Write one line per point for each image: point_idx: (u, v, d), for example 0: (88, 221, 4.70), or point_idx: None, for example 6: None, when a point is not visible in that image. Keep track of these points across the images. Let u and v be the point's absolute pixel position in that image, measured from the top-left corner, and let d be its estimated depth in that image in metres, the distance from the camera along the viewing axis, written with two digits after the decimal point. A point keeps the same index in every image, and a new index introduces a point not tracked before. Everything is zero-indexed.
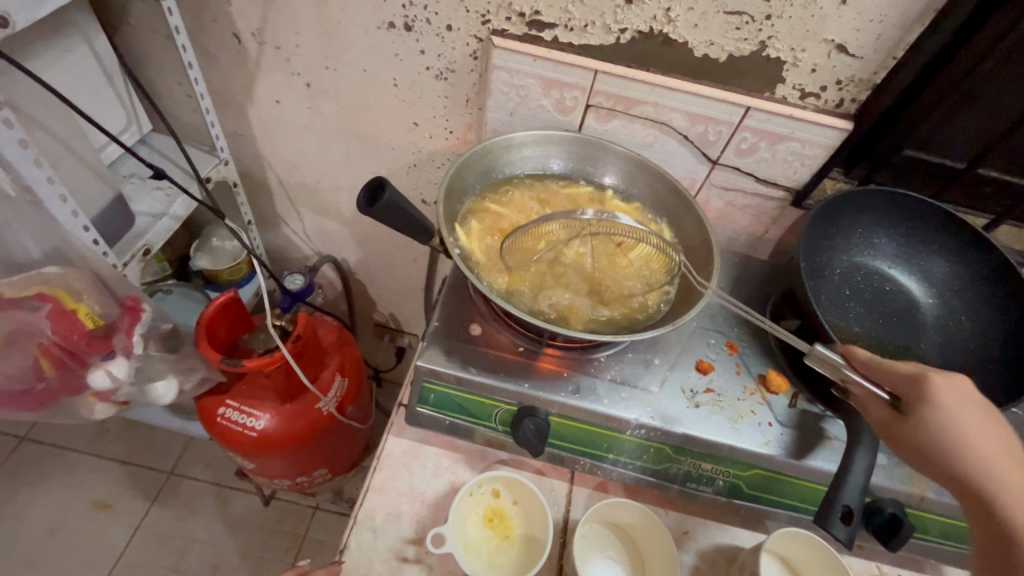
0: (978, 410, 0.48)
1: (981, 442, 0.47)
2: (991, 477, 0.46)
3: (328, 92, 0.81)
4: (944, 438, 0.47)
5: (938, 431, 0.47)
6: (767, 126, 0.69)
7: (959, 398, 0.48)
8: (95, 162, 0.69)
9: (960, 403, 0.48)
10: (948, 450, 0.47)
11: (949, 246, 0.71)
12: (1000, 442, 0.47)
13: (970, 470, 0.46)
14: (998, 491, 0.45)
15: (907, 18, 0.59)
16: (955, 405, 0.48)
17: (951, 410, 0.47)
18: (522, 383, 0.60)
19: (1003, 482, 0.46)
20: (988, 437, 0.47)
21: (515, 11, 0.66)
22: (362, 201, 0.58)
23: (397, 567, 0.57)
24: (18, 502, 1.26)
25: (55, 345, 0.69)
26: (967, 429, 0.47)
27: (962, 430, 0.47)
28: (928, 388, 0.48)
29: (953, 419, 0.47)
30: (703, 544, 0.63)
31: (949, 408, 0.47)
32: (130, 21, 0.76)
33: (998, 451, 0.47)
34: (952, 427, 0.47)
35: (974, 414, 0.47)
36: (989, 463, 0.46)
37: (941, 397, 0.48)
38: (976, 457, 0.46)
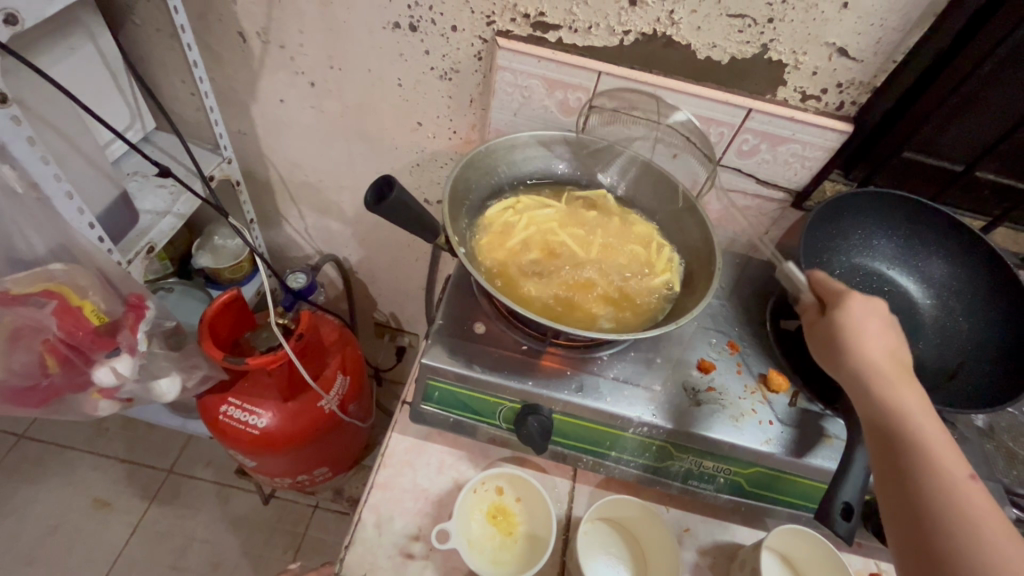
0: (879, 318, 0.52)
1: (880, 343, 0.50)
2: (881, 372, 0.49)
3: (331, 91, 0.81)
4: (845, 336, 0.51)
5: (844, 330, 0.51)
6: (768, 128, 0.70)
7: (866, 307, 0.52)
8: (100, 159, 0.69)
9: (865, 311, 0.52)
10: (848, 347, 0.50)
11: (946, 248, 0.72)
12: (892, 347, 0.51)
13: (865, 366, 0.49)
14: (885, 384, 0.49)
15: (907, 21, 0.60)
16: (861, 311, 0.52)
17: (859, 318, 0.51)
18: (526, 381, 0.61)
19: (890, 377, 0.49)
20: (885, 341, 0.51)
21: (520, 12, 0.67)
22: (369, 199, 0.59)
23: (401, 563, 0.58)
24: (17, 500, 1.26)
25: (60, 342, 0.69)
26: (867, 331, 0.51)
27: (863, 330, 0.51)
28: (845, 297, 0.53)
29: (857, 322, 0.51)
30: (704, 541, 0.63)
31: (852, 312, 0.51)
32: (135, 20, 0.76)
33: (890, 354, 0.50)
34: (855, 327, 0.51)
35: (874, 321, 0.51)
36: (883, 362, 0.50)
37: (848, 303, 0.52)
38: (872, 355, 0.50)
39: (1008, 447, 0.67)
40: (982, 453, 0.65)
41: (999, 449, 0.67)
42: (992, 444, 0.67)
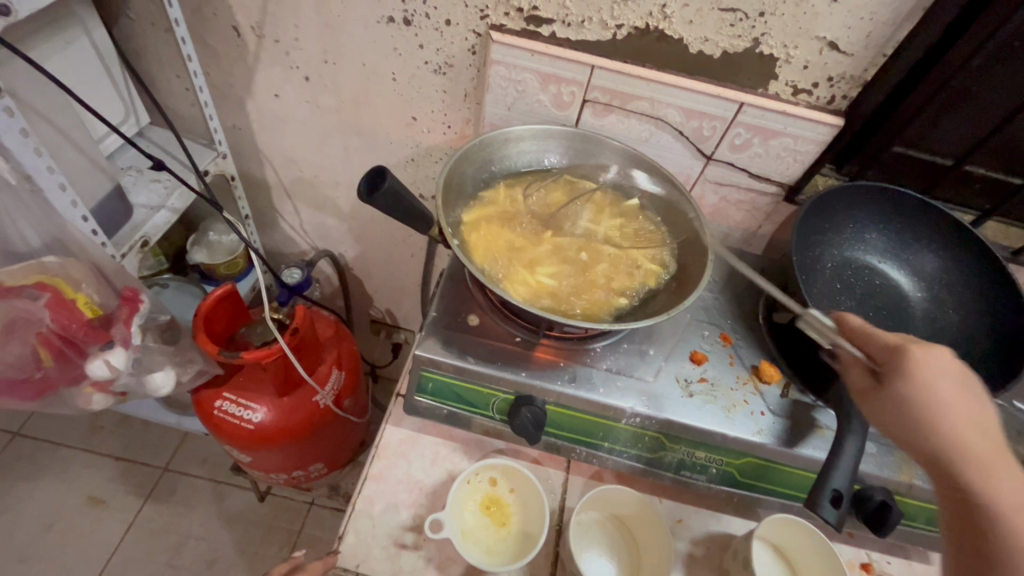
0: (955, 384, 0.47)
1: (954, 416, 0.46)
2: (969, 456, 0.45)
3: (326, 86, 0.82)
4: (921, 411, 0.46)
5: (917, 402, 0.47)
6: (760, 122, 0.70)
7: (938, 372, 0.47)
8: (94, 152, 0.69)
9: (941, 376, 0.47)
10: (928, 426, 0.46)
11: (937, 241, 0.73)
12: (976, 418, 0.46)
13: (943, 445, 0.46)
14: (972, 468, 0.45)
15: (897, 15, 0.61)
16: (936, 382, 0.46)
17: (931, 387, 0.46)
18: (519, 372, 0.61)
19: (981, 459, 0.45)
20: (969, 413, 0.46)
21: (513, 7, 0.67)
22: (362, 190, 0.58)
23: (395, 554, 0.58)
24: (11, 498, 1.25)
25: (54, 334, 0.69)
26: (944, 407, 0.46)
27: (939, 404, 0.46)
28: (910, 362, 0.47)
29: (932, 397, 0.46)
30: (696, 532, 0.64)
31: (928, 383, 0.46)
32: (129, 14, 0.76)
33: (972, 429, 0.46)
34: (927, 405, 0.46)
35: (953, 389, 0.47)
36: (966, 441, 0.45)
37: (922, 373, 0.47)
38: (954, 436, 0.46)
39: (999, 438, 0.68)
40: None
41: None
42: None
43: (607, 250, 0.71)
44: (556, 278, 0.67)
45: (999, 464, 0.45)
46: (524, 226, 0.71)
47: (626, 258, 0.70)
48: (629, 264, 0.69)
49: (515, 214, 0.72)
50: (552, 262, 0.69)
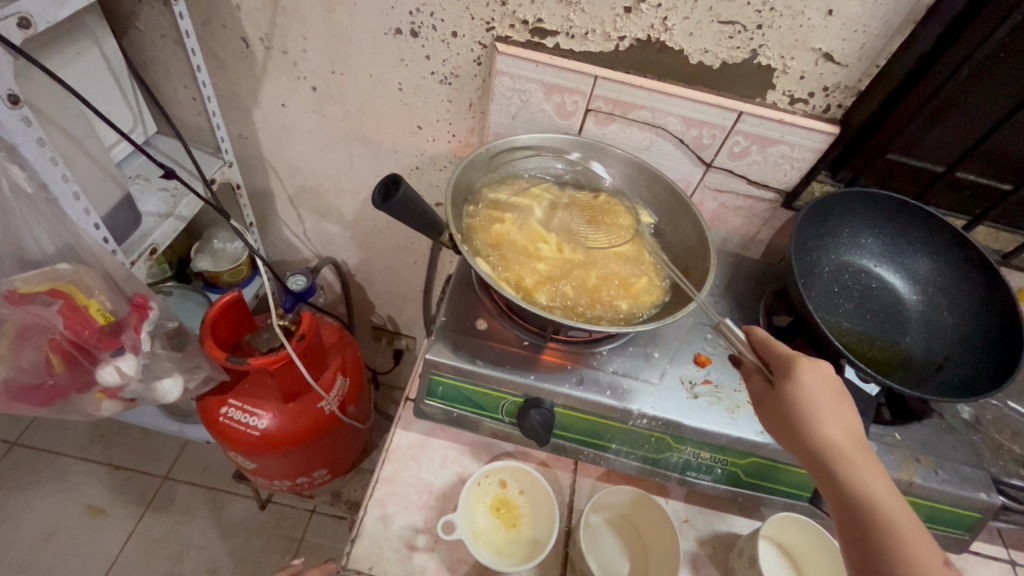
0: (833, 394, 0.51)
1: (831, 420, 0.50)
2: (840, 456, 0.49)
3: (333, 96, 0.83)
4: (801, 414, 0.51)
5: (791, 404, 0.51)
6: (758, 130, 0.72)
7: (816, 379, 0.52)
8: (105, 161, 0.70)
9: (815, 383, 0.51)
10: (805, 426, 0.50)
11: (930, 245, 0.75)
12: (848, 426, 0.51)
13: (818, 446, 0.50)
14: (845, 468, 0.48)
15: (889, 28, 0.63)
16: (814, 387, 0.51)
17: (808, 390, 0.51)
18: (528, 375, 0.62)
19: (852, 462, 0.49)
20: (843, 417, 0.51)
21: (519, 19, 0.69)
22: (375, 197, 0.60)
23: (406, 555, 0.59)
24: (9, 508, 1.24)
25: (66, 340, 0.70)
26: (820, 409, 0.50)
27: (813, 406, 0.50)
28: (791, 367, 0.53)
29: (807, 399, 0.51)
30: (702, 531, 0.65)
31: (807, 388, 0.51)
32: (140, 26, 0.78)
33: (845, 432, 0.50)
34: (807, 405, 0.51)
35: (829, 397, 0.51)
36: (839, 443, 0.49)
37: (801, 377, 0.52)
38: (831, 440, 0.49)
39: (994, 438, 0.69)
40: (969, 443, 0.67)
41: (984, 439, 0.69)
42: (979, 435, 0.69)
43: (611, 253, 0.72)
44: (563, 284, 0.68)
45: (869, 467, 0.48)
46: (535, 231, 0.73)
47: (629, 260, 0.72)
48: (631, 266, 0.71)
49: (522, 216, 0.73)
50: (558, 268, 0.69)
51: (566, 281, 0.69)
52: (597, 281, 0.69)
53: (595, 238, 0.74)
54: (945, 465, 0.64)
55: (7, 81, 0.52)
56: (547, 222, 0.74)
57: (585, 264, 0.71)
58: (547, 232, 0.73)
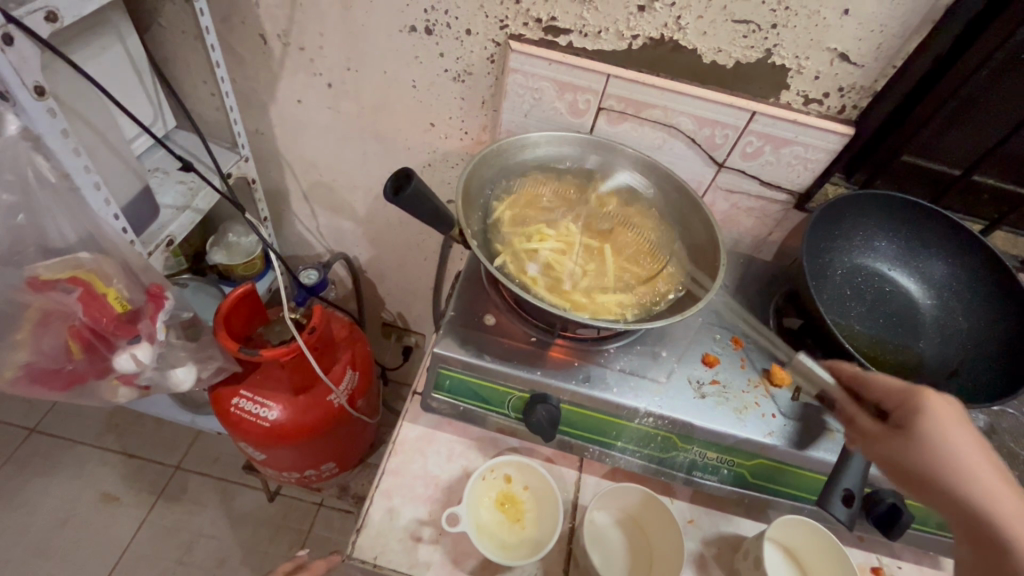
0: (964, 427, 0.49)
1: (970, 457, 0.48)
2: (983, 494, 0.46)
3: (348, 92, 0.84)
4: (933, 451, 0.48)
5: (928, 442, 0.49)
6: (771, 130, 0.72)
7: (949, 413, 0.49)
8: (126, 152, 0.71)
9: (949, 418, 0.49)
10: (945, 465, 0.48)
11: (946, 249, 0.74)
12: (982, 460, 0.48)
13: (961, 487, 0.47)
14: (991, 505, 0.46)
15: (906, 28, 0.62)
16: (941, 422, 0.49)
17: (939, 425, 0.49)
18: (535, 371, 0.63)
19: (999, 498, 0.46)
20: (978, 449, 0.49)
21: (532, 17, 0.69)
22: (387, 189, 0.60)
23: (411, 546, 0.59)
24: (27, 493, 1.27)
25: (85, 327, 0.72)
26: (956, 443, 0.48)
27: (954, 446, 0.48)
28: (920, 403, 0.50)
29: (943, 434, 0.49)
30: (708, 532, 0.65)
31: (936, 424, 0.49)
32: (162, 22, 0.80)
33: (986, 468, 0.48)
34: (940, 443, 0.48)
35: (960, 431, 0.49)
36: (980, 479, 0.47)
37: (932, 413, 0.49)
38: (971, 478, 0.47)
39: (1010, 447, 0.68)
40: None
41: (999, 448, 0.67)
42: (994, 443, 0.67)
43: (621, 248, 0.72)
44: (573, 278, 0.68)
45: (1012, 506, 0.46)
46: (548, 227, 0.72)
47: (639, 256, 0.72)
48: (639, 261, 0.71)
49: (535, 212, 0.74)
50: (571, 267, 0.69)
51: (578, 278, 0.68)
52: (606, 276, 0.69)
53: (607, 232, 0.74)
54: None
55: (33, 72, 0.53)
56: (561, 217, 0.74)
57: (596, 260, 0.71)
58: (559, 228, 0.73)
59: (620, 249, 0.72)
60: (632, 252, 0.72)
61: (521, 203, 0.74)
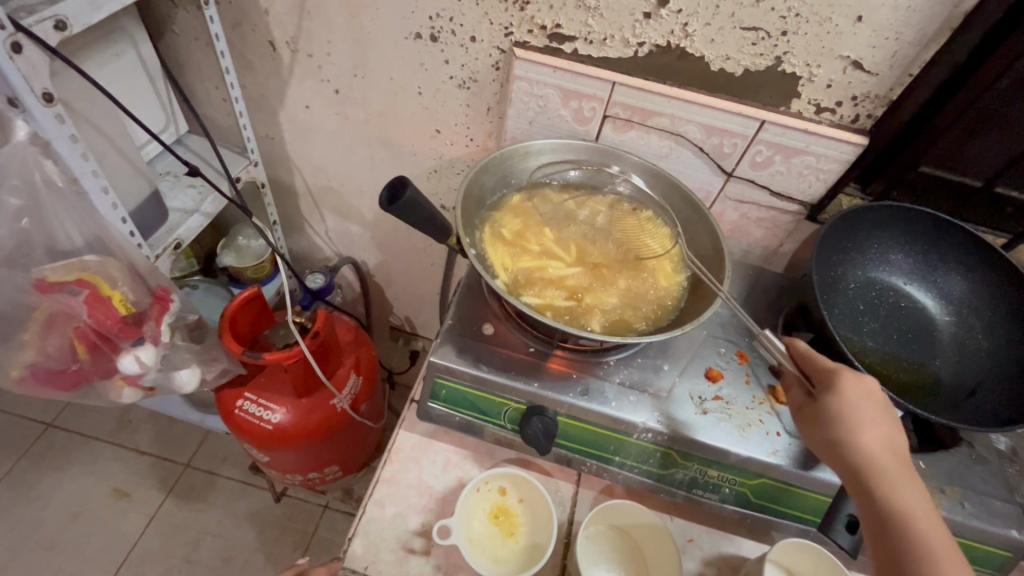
0: (878, 407, 0.51)
1: (875, 435, 0.50)
2: (878, 468, 0.49)
3: (355, 99, 0.84)
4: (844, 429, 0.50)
5: (840, 422, 0.50)
6: (782, 140, 0.70)
7: (861, 393, 0.51)
8: (135, 157, 0.73)
9: (862, 397, 0.51)
10: (848, 439, 0.50)
11: (965, 264, 0.71)
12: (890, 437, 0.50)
13: (860, 460, 0.49)
14: (881, 477, 0.48)
15: (923, 36, 0.60)
16: (857, 400, 0.50)
17: (853, 405, 0.50)
18: (532, 383, 0.62)
19: (890, 471, 0.49)
20: (883, 424, 0.50)
21: (537, 24, 0.69)
22: (383, 199, 0.61)
23: (403, 558, 0.59)
24: (41, 487, 1.30)
25: (91, 329, 0.73)
26: (863, 420, 0.50)
27: (861, 422, 0.50)
28: (836, 381, 0.51)
29: (853, 411, 0.50)
30: (708, 552, 0.63)
31: (852, 403, 0.50)
32: (175, 29, 0.81)
33: (888, 445, 0.50)
34: (851, 420, 0.50)
35: (873, 410, 0.50)
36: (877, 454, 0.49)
37: (846, 391, 0.51)
38: (871, 452, 0.49)
39: None
40: (1002, 477, 0.63)
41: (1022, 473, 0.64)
42: (1015, 468, 0.64)
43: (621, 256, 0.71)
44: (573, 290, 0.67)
45: (904, 479, 0.48)
46: (553, 233, 0.73)
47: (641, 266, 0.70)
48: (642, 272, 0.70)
49: (537, 223, 0.73)
50: (574, 275, 0.69)
51: (581, 288, 0.68)
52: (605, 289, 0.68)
53: (608, 240, 0.73)
54: (973, 498, 0.60)
55: (42, 80, 0.55)
56: (568, 222, 0.74)
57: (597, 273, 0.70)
58: (564, 234, 0.73)
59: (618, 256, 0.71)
60: (633, 262, 0.71)
61: (528, 207, 0.74)
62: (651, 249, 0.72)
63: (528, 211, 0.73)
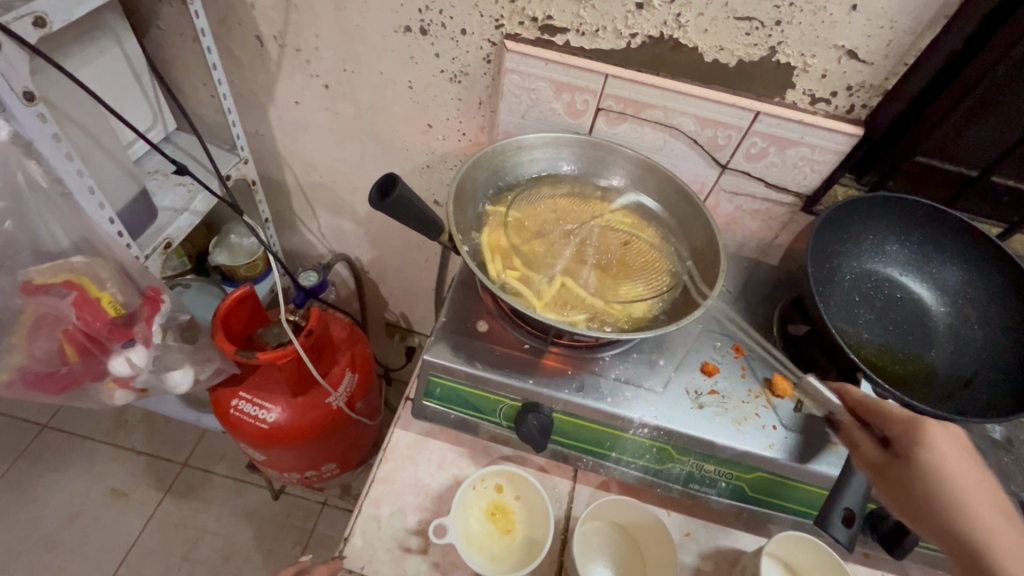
0: (973, 464, 0.46)
1: (976, 497, 0.44)
2: (987, 537, 0.43)
3: (345, 94, 0.83)
4: (932, 489, 0.45)
5: (926, 480, 0.46)
6: (776, 131, 0.69)
7: (949, 446, 0.46)
8: (122, 156, 0.72)
9: (951, 450, 0.46)
10: (941, 501, 0.45)
11: (962, 254, 0.71)
12: (992, 498, 0.45)
13: (962, 527, 0.44)
14: (994, 549, 0.42)
15: (918, 24, 0.59)
16: (944, 454, 0.46)
17: (942, 460, 0.46)
18: (527, 380, 0.61)
19: (1003, 542, 0.42)
20: (981, 483, 0.45)
21: (528, 16, 0.68)
22: (373, 196, 0.60)
23: (399, 556, 0.59)
24: (38, 488, 1.29)
25: (79, 331, 0.72)
26: (957, 478, 0.45)
27: (955, 480, 0.45)
28: (917, 432, 0.47)
29: (943, 467, 0.45)
30: (705, 546, 0.63)
31: (939, 458, 0.46)
32: (160, 24, 0.80)
33: (995, 510, 0.44)
34: (941, 477, 0.45)
35: (967, 466, 0.45)
36: (983, 515, 0.44)
37: (930, 443, 0.46)
38: (975, 515, 0.44)
39: None
40: (997, 467, 0.63)
41: (1017, 462, 0.64)
42: (1011, 458, 0.64)
43: (617, 251, 0.71)
44: (569, 285, 0.67)
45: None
46: (552, 226, 0.72)
47: (638, 263, 0.70)
48: (639, 269, 0.69)
49: (529, 218, 0.72)
50: (574, 269, 0.68)
51: (576, 283, 0.67)
52: (601, 284, 0.67)
53: (602, 233, 0.72)
54: None
55: (23, 78, 0.54)
56: (567, 214, 0.73)
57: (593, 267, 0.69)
58: (559, 228, 0.72)
59: (614, 249, 0.71)
60: (628, 257, 0.70)
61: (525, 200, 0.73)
62: (646, 246, 0.71)
63: (525, 204, 0.73)
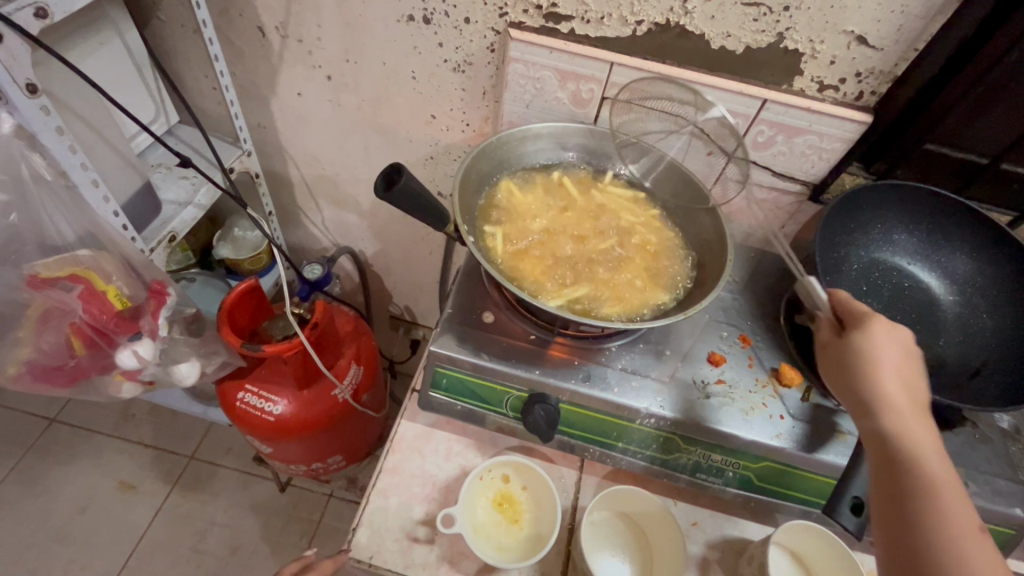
0: (903, 354, 0.49)
1: (895, 375, 0.48)
2: (893, 406, 0.47)
3: (347, 85, 0.83)
4: (861, 363, 0.49)
5: (858, 356, 0.49)
6: (783, 119, 0.69)
7: (887, 335, 0.50)
8: (125, 148, 0.71)
9: (887, 338, 0.49)
10: (865, 373, 0.49)
11: (971, 242, 0.70)
12: (909, 382, 0.49)
13: (872, 393, 0.48)
14: (894, 415, 0.47)
15: (929, 8, 0.58)
16: (882, 339, 0.49)
17: (877, 343, 0.49)
18: (533, 370, 0.61)
19: (903, 412, 0.47)
20: (903, 367, 0.49)
21: (532, 4, 0.67)
22: (379, 187, 0.60)
23: (407, 546, 0.59)
24: (48, 480, 1.31)
25: (86, 324, 0.72)
26: (883, 358, 0.49)
27: (881, 359, 0.49)
28: (867, 321, 0.51)
29: (874, 347, 0.49)
30: (712, 535, 0.63)
31: (876, 341, 0.49)
32: (161, 15, 0.79)
33: (906, 390, 0.48)
34: (871, 355, 0.49)
35: (896, 353, 0.49)
36: (894, 389, 0.48)
37: (872, 329, 0.50)
38: (887, 386, 0.48)
39: None
40: (1006, 456, 0.63)
41: None
42: (1019, 447, 0.64)
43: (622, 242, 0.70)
44: (575, 276, 0.67)
45: (917, 422, 0.47)
46: (556, 215, 0.72)
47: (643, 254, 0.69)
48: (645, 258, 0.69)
49: (534, 208, 0.71)
50: (580, 260, 0.68)
51: (581, 273, 0.67)
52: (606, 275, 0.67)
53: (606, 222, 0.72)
54: (977, 477, 0.60)
55: (25, 70, 0.53)
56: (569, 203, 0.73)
57: (597, 257, 0.69)
58: (564, 218, 0.72)
59: (619, 238, 0.71)
60: (633, 246, 0.70)
61: (529, 189, 0.73)
62: (651, 235, 0.71)
63: (529, 194, 0.72)
